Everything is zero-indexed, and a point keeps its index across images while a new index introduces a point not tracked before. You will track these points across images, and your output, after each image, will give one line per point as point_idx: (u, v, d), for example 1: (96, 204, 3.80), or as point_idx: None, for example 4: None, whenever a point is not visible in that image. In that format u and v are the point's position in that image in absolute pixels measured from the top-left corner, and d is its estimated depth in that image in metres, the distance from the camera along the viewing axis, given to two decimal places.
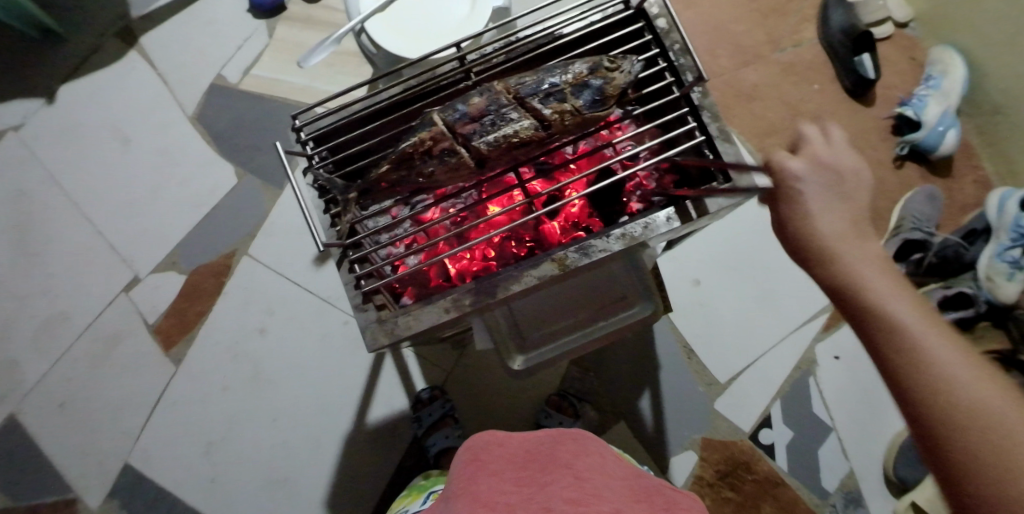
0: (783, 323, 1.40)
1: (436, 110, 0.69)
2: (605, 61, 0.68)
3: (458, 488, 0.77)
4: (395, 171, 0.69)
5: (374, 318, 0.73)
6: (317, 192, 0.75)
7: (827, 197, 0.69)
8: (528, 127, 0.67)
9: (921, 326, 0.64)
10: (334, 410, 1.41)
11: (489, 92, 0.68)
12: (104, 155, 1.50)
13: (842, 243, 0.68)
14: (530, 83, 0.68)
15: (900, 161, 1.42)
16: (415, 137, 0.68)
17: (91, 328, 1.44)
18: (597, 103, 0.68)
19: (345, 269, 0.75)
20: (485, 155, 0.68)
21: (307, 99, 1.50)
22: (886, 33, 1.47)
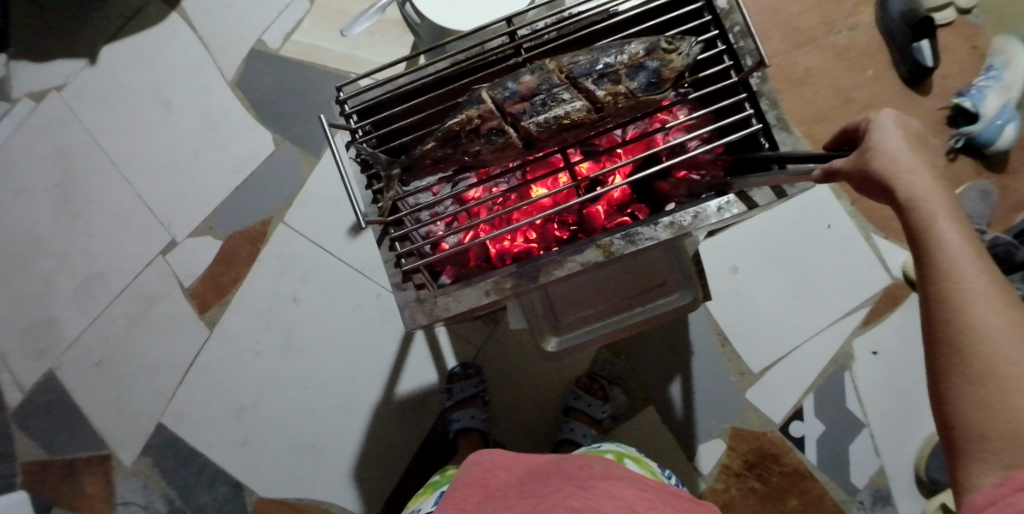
0: (821, 315, 1.37)
1: (485, 87, 0.67)
2: (663, 42, 0.66)
3: (459, 505, 0.83)
4: (441, 148, 0.67)
5: (413, 298, 0.72)
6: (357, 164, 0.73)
7: (914, 151, 0.60)
8: (580, 108, 0.65)
9: (976, 279, 0.57)
10: (364, 380, 1.42)
11: (541, 71, 0.66)
12: (145, 117, 1.51)
13: (922, 198, 0.58)
14: (584, 62, 0.66)
15: (953, 154, 1.36)
16: (463, 114, 0.66)
17: (129, 289, 1.47)
18: (652, 86, 0.66)
19: (386, 247, 0.74)
20: (534, 136, 0.66)
21: (346, 67, 1.49)
22: (947, 19, 1.40)
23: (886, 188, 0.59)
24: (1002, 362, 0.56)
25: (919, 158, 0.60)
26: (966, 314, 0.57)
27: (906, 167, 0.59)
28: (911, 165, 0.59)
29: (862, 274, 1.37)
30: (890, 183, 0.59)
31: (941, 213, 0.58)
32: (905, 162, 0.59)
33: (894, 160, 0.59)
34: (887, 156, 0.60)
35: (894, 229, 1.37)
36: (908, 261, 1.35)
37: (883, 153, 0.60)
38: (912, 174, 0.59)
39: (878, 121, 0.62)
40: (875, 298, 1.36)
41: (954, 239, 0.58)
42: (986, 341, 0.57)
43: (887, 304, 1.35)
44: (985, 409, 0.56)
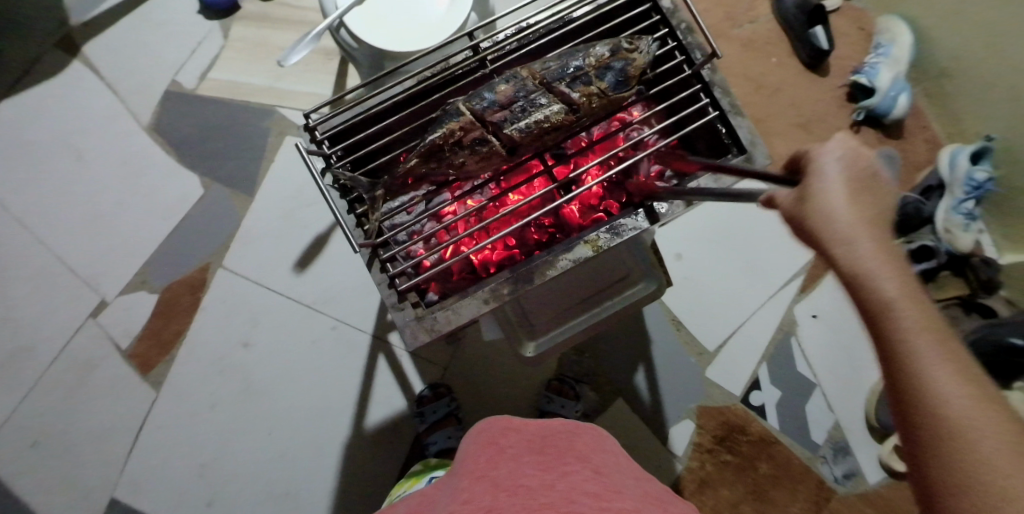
0: (764, 288, 1.45)
1: (463, 99, 0.68)
2: (624, 42, 0.69)
3: (475, 468, 0.79)
4: (425, 164, 0.68)
5: (412, 316, 0.72)
6: (338, 189, 0.73)
7: (851, 198, 0.61)
8: (558, 111, 0.67)
9: (921, 338, 0.58)
10: (331, 417, 1.37)
11: (516, 79, 0.68)
12: (55, 173, 1.41)
13: (857, 247, 0.60)
14: (555, 68, 0.69)
15: (857, 126, 1.50)
16: (444, 128, 0.67)
17: (59, 359, 1.36)
18: (620, 85, 0.69)
19: (378, 269, 0.73)
20: (517, 142, 0.68)
21: (271, 100, 1.44)
22: (835, 5, 1.55)
23: (819, 238, 0.61)
24: (957, 422, 0.55)
25: (852, 203, 0.61)
26: (920, 375, 0.57)
27: (844, 227, 0.60)
28: (849, 224, 0.60)
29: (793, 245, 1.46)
30: (823, 231, 0.61)
31: (878, 269, 0.60)
32: (841, 220, 0.60)
33: (829, 217, 0.61)
34: (821, 204, 0.61)
35: None
36: None
37: (820, 201, 0.61)
38: (841, 220, 0.60)
39: (817, 164, 0.63)
40: (807, 266, 1.45)
41: (893, 292, 0.59)
42: (937, 399, 0.56)
43: (818, 270, 1.45)
44: (945, 472, 0.55)
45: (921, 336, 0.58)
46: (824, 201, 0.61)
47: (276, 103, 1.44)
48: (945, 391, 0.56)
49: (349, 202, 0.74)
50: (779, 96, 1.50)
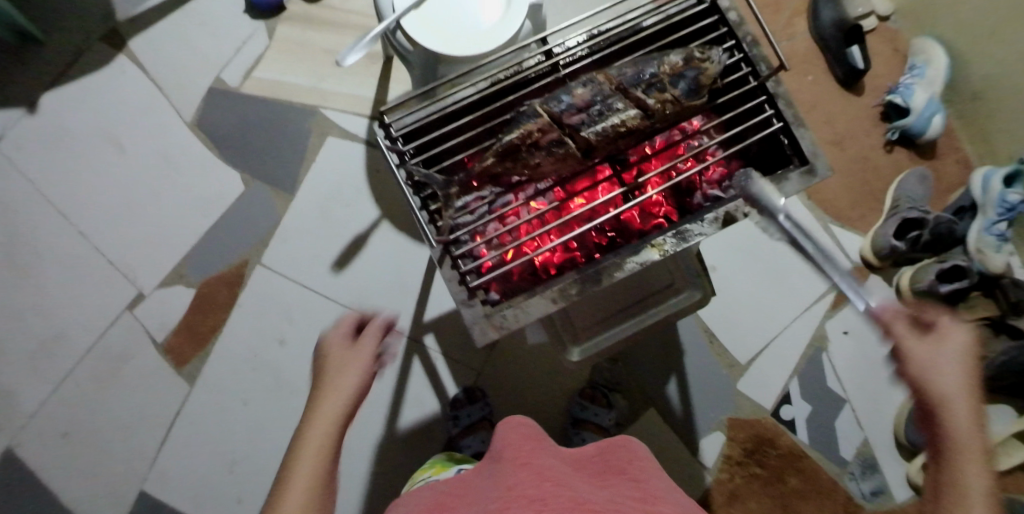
0: (797, 302, 1.45)
1: (540, 101, 0.70)
2: (696, 51, 0.70)
3: (517, 458, 0.77)
4: (501, 163, 0.70)
5: (480, 313, 0.72)
6: (411, 185, 0.75)
7: (966, 368, 0.73)
8: (633, 115, 0.69)
9: (977, 488, 0.68)
10: (362, 417, 1.37)
11: (592, 84, 0.70)
12: (97, 166, 1.43)
13: (952, 400, 0.72)
14: (631, 73, 0.70)
15: (890, 146, 1.52)
16: (521, 128, 0.69)
17: (95, 350, 1.38)
18: (692, 93, 0.70)
19: (448, 266, 0.74)
20: (593, 145, 0.69)
21: (314, 101, 1.45)
22: (871, 26, 1.57)
23: (922, 378, 0.73)
24: None
25: (959, 366, 0.73)
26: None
27: (950, 382, 0.72)
28: (953, 382, 0.72)
29: (826, 261, 1.47)
30: (930, 376, 0.73)
31: (966, 425, 0.71)
32: (952, 388, 0.72)
33: (938, 388, 0.72)
34: (935, 356, 0.74)
35: (847, 218, 1.49)
36: (864, 245, 1.47)
37: (937, 355, 0.74)
38: (949, 376, 0.73)
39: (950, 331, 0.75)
40: None
41: (971, 448, 0.70)
42: None
43: None
44: None
45: (978, 486, 0.68)
46: (940, 376, 0.73)
47: (318, 104, 1.45)
48: None
49: (422, 198, 0.76)
50: (813, 113, 1.52)
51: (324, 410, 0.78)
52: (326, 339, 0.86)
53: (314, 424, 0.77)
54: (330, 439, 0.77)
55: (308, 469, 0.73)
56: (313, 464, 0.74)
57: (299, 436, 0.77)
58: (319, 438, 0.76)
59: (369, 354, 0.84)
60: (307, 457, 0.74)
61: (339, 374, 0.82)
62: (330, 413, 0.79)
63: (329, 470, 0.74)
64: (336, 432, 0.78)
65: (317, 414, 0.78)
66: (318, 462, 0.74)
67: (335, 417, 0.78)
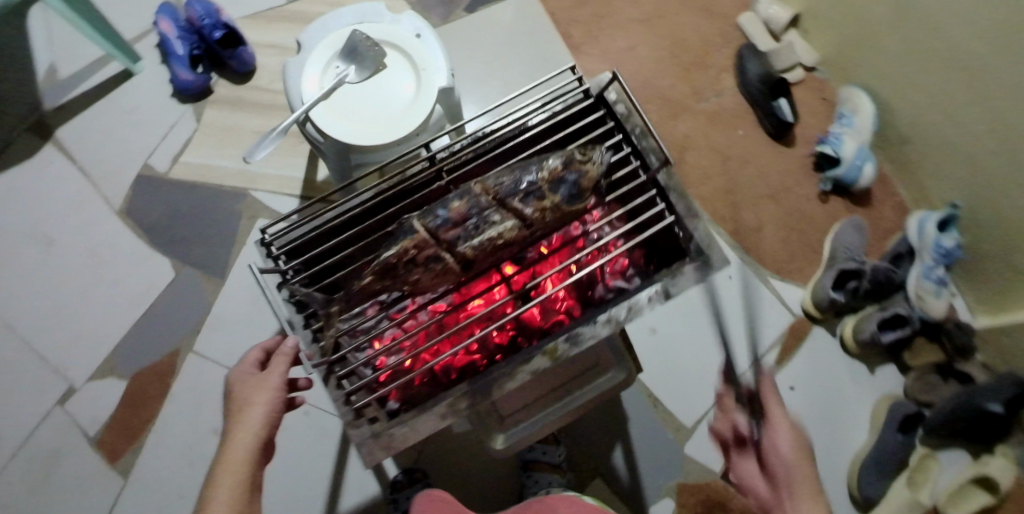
0: (741, 358, 1.43)
1: (416, 215, 0.70)
2: (577, 154, 0.71)
3: None
4: (379, 281, 0.70)
5: (368, 433, 0.71)
6: (294, 304, 0.75)
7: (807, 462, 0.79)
8: (511, 226, 0.69)
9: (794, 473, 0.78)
10: (303, 505, 1.33)
11: (467, 195, 0.70)
12: (22, 259, 1.40)
13: None
14: (508, 183, 0.70)
15: (825, 195, 1.53)
16: (398, 245, 0.69)
17: (24, 449, 1.33)
18: (575, 197, 0.70)
19: (334, 386, 0.73)
20: (470, 259, 0.69)
21: (243, 184, 1.44)
22: (798, 77, 1.59)
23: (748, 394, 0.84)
24: None
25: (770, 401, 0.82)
26: None
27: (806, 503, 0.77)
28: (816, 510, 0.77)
29: (766, 315, 1.46)
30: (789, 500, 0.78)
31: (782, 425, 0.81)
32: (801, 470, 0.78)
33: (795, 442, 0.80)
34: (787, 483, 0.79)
35: (785, 269, 1.48)
36: (805, 297, 1.46)
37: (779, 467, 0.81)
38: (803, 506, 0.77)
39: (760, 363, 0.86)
40: (783, 336, 1.45)
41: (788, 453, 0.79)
42: None
43: (794, 340, 1.45)
44: None
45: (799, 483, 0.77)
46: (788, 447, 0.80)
47: (248, 186, 1.44)
48: None
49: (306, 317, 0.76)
50: (746, 168, 1.53)
51: (233, 445, 0.73)
52: (232, 377, 0.80)
53: (224, 459, 0.72)
54: (245, 469, 0.71)
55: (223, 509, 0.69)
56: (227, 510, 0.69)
57: (212, 474, 0.72)
58: (230, 482, 0.71)
59: (276, 380, 0.77)
60: (221, 495, 0.70)
61: (245, 407, 0.75)
62: (239, 451, 0.73)
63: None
64: (251, 460, 0.72)
65: (225, 449, 0.72)
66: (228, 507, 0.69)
67: (246, 451, 0.72)
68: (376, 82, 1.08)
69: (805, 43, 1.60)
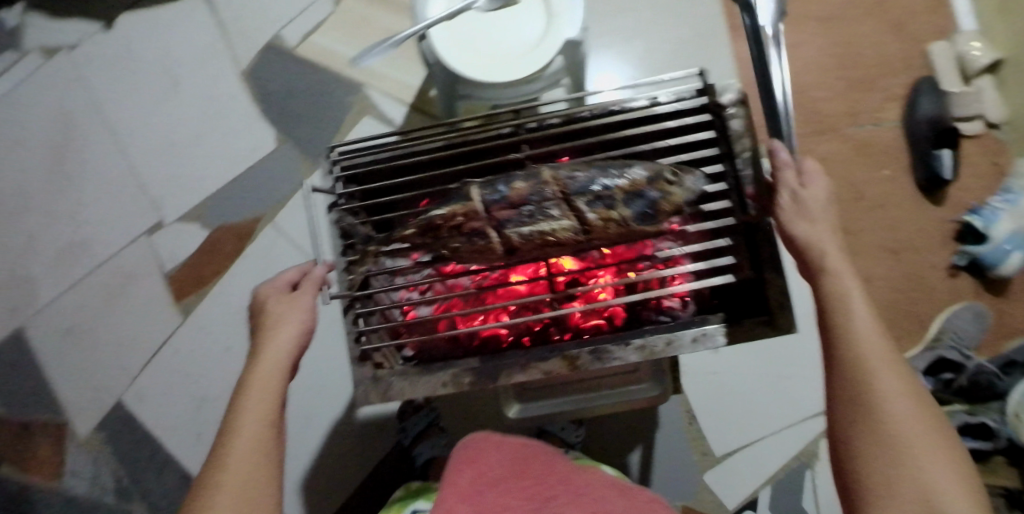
0: (797, 409, 1.30)
1: (478, 188, 0.80)
2: (666, 175, 0.78)
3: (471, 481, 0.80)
4: (421, 236, 0.81)
5: (369, 374, 0.82)
6: (338, 231, 0.89)
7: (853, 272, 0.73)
8: (566, 226, 0.78)
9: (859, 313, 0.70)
10: (325, 396, 1.37)
11: (535, 181, 0.79)
12: (151, 92, 1.49)
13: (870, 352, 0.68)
14: (581, 181, 0.79)
15: (955, 270, 1.35)
16: (450, 208, 0.80)
17: (111, 262, 1.47)
18: (647, 215, 0.78)
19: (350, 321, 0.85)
20: (515, 243, 0.79)
21: (361, 79, 1.45)
22: (974, 130, 1.38)
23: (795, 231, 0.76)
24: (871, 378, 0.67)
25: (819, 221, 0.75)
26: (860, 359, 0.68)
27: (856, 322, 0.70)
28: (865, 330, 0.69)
29: None
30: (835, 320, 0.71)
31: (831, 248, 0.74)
32: (876, 356, 0.68)
33: (849, 304, 0.71)
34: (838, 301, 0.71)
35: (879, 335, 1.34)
36: None
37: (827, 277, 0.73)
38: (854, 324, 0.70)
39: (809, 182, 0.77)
40: None
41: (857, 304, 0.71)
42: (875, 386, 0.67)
43: None
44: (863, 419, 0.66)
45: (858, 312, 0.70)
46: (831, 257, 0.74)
47: (364, 82, 1.45)
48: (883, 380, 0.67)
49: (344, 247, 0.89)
50: (876, 212, 1.37)
51: (264, 361, 0.79)
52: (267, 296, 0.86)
53: (255, 369, 0.78)
54: (276, 380, 0.78)
55: (255, 415, 0.74)
56: (257, 415, 0.74)
57: (242, 384, 0.77)
58: (260, 390, 0.76)
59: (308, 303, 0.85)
60: (253, 402, 0.75)
61: (279, 325, 0.82)
62: (272, 363, 0.79)
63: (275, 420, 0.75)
64: (282, 371, 0.79)
65: (258, 364, 0.78)
66: (260, 413, 0.75)
67: (279, 364, 0.79)
68: (506, 15, 1.02)
69: (997, 95, 1.39)
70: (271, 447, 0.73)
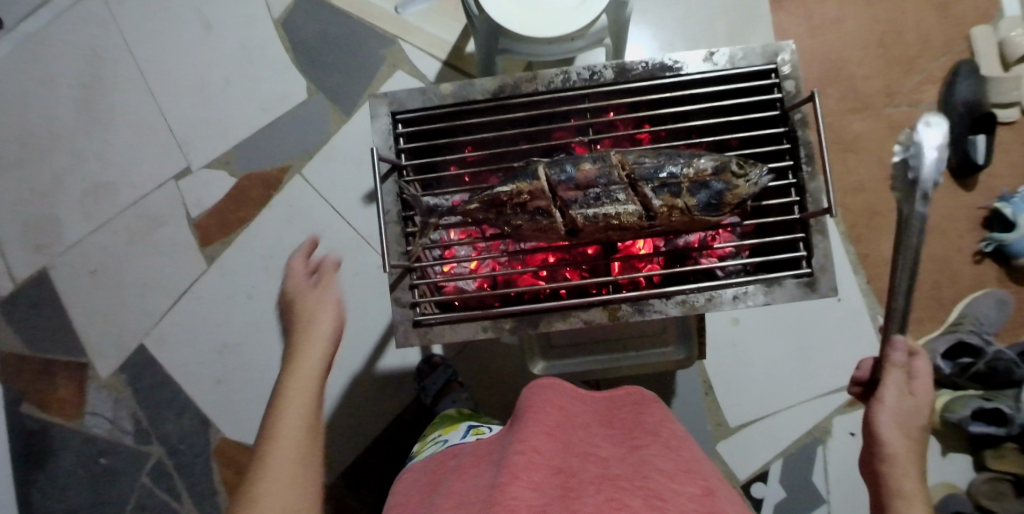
0: (812, 385, 1.32)
1: (544, 166, 0.81)
2: (733, 166, 0.79)
3: (546, 426, 0.64)
4: (484, 211, 0.83)
5: (415, 336, 0.84)
6: (397, 199, 0.88)
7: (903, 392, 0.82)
8: (632, 210, 0.80)
9: (898, 427, 0.81)
10: (347, 348, 1.38)
11: (603, 164, 0.80)
12: (183, 37, 1.49)
13: (897, 457, 0.80)
14: (650, 168, 0.80)
15: (980, 257, 1.35)
16: (516, 186, 0.81)
17: (138, 205, 1.48)
18: (710, 206, 0.79)
19: (403, 291, 0.85)
20: (578, 224, 0.81)
21: (396, 31, 1.44)
22: (1010, 118, 1.36)
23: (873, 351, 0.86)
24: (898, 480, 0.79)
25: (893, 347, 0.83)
26: (891, 462, 0.80)
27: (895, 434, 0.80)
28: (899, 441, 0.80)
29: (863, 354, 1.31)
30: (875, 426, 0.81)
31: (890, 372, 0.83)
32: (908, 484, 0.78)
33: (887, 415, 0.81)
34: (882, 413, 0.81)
35: None
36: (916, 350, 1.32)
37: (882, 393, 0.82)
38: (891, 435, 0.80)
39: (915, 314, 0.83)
40: None
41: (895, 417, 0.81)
42: (900, 486, 0.78)
43: None
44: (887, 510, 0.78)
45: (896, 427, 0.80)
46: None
47: (399, 36, 1.44)
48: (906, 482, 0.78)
49: (400, 217, 0.88)
50: None
51: (304, 355, 0.84)
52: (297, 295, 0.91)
53: (295, 362, 0.83)
54: (312, 377, 0.82)
55: (290, 436, 0.76)
56: (300, 406, 0.79)
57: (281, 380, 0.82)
58: (302, 381, 0.81)
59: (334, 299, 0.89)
60: (291, 395, 0.80)
61: (313, 322, 0.87)
62: (311, 356, 0.84)
63: (315, 409, 0.80)
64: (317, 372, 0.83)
65: (297, 358, 0.83)
66: (303, 403, 0.79)
67: (315, 357, 0.84)
68: None
69: None
70: (309, 444, 0.77)
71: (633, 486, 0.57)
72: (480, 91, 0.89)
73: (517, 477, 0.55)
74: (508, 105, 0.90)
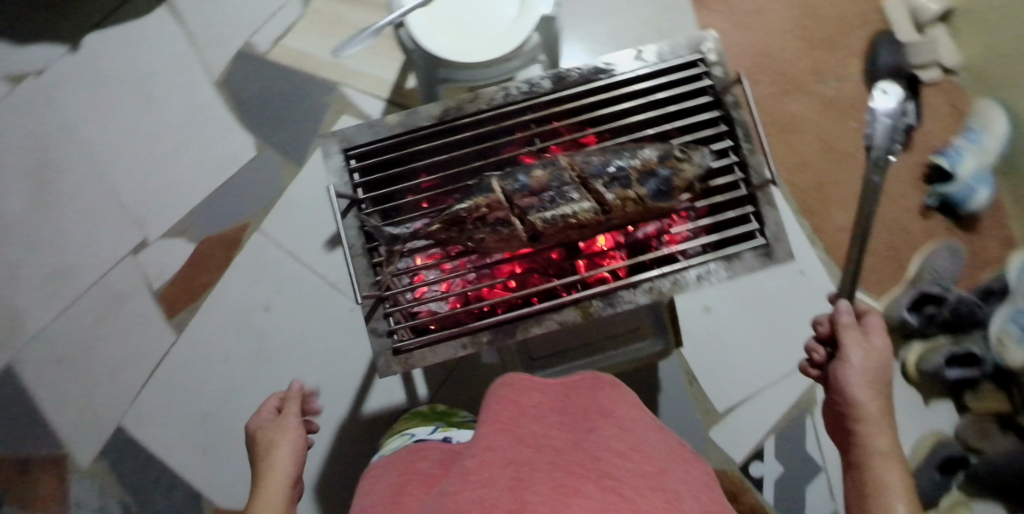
0: (792, 358, 1.34)
1: (498, 179, 0.84)
2: (676, 152, 0.83)
3: (499, 421, 0.65)
4: (446, 230, 0.85)
5: (396, 363, 0.84)
6: (360, 233, 0.89)
7: (867, 353, 0.83)
8: (588, 207, 0.82)
9: (865, 386, 0.81)
10: (331, 395, 1.37)
11: (553, 168, 0.84)
12: (124, 111, 1.48)
13: (867, 418, 0.79)
14: (597, 165, 0.83)
15: (927, 211, 1.41)
16: (473, 201, 0.83)
17: (99, 285, 1.45)
18: (661, 192, 0.82)
19: (379, 320, 0.86)
20: (538, 229, 0.83)
21: (337, 77, 1.46)
22: (931, 78, 1.44)
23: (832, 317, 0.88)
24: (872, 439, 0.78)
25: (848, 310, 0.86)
26: (862, 422, 0.79)
27: (862, 392, 0.80)
28: (868, 400, 0.80)
29: None
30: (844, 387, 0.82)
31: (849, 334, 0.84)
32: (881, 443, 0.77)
33: (852, 375, 0.81)
34: (847, 373, 0.82)
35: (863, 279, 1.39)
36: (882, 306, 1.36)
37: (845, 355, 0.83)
38: (860, 394, 0.80)
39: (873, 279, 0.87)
40: None
41: (862, 377, 0.81)
42: (873, 446, 0.77)
43: None
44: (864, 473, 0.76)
45: (864, 386, 0.81)
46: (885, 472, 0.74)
47: (341, 81, 1.46)
48: (880, 441, 0.77)
49: (366, 249, 0.89)
50: (851, 161, 1.41)
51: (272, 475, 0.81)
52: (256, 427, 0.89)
53: (264, 481, 0.80)
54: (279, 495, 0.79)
55: None
56: None
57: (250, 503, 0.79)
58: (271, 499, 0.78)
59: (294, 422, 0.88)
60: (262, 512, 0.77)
61: (275, 446, 0.85)
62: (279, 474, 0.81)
63: None
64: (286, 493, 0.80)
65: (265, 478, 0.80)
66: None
67: (284, 475, 0.81)
68: None
69: (950, 42, 1.45)
70: None
71: (587, 471, 0.58)
72: (427, 118, 0.92)
73: (467, 478, 0.58)
74: (456, 128, 0.93)
